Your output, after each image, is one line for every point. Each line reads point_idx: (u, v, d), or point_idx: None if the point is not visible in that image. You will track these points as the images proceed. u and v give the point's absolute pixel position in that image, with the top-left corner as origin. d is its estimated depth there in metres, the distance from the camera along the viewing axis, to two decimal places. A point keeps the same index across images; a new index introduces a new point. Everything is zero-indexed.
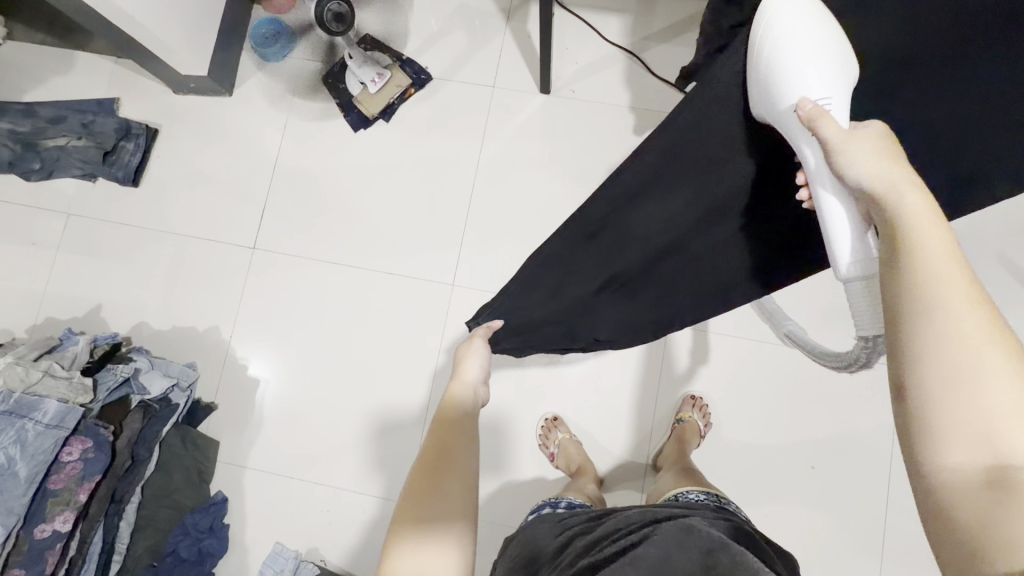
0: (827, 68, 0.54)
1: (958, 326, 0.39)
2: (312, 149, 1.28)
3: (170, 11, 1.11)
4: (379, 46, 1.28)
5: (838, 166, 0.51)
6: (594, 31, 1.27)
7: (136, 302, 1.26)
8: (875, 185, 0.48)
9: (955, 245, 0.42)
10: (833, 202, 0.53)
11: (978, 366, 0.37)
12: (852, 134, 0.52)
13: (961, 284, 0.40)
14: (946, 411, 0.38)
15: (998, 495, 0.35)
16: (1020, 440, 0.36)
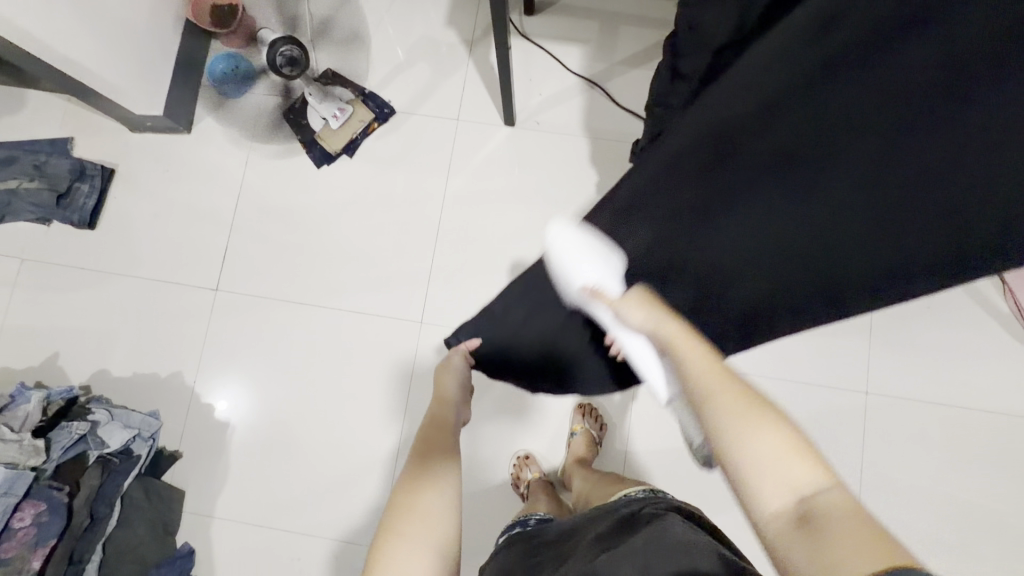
0: (594, 262, 0.63)
1: (722, 399, 0.46)
2: (274, 186, 1.26)
3: (120, 51, 1.08)
4: (340, 80, 1.26)
5: (623, 321, 0.58)
6: (557, 62, 1.26)
7: (95, 348, 1.22)
8: (649, 323, 0.55)
9: (710, 355, 0.51)
10: (636, 343, 0.60)
11: (754, 429, 0.44)
12: (624, 297, 0.59)
13: (715, 372, 0.49)
14: (752, 470, 0.42)
15: (808, 527, 0.38)
16: (801, 479, 0.41)
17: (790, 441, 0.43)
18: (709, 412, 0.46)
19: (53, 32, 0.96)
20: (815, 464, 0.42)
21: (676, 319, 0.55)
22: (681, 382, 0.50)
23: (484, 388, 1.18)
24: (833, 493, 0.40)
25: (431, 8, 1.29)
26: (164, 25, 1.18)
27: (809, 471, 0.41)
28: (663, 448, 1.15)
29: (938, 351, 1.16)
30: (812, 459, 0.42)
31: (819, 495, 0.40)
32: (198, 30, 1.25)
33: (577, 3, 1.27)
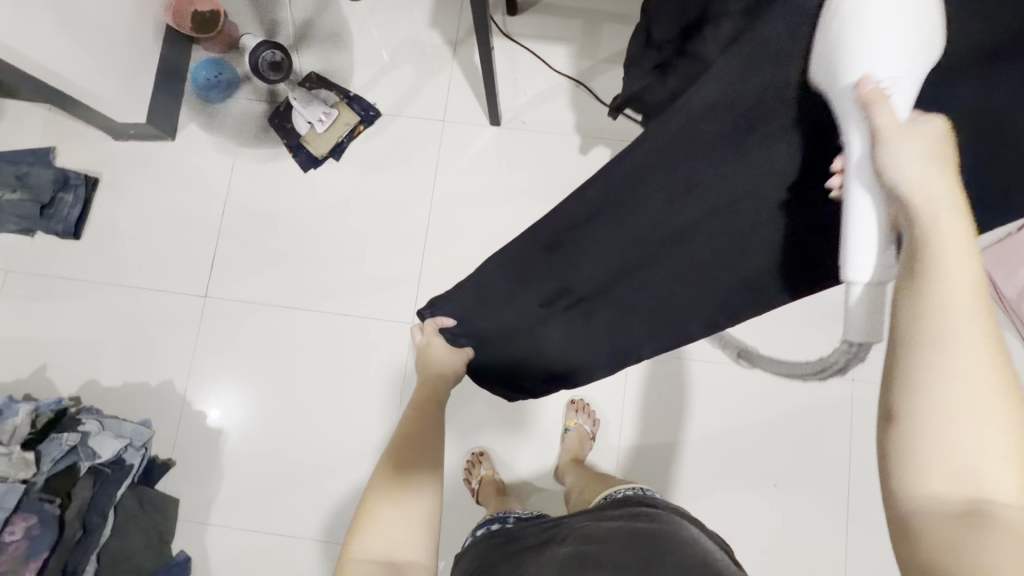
0: (904, 31, 0.35)
1: (963, 343, 0.34)
2: (261, 191, 1.25)
3: (100, 58, 1.07)
4: (325, 84, 1.26)
5: (884, 163, 0.38)
6: (540, 61, 1.27)
7: (83, 359, 1.21)
8: (908, 191, 0.37)
9: (980, 284, 0.35)
10: (866, 199, 0.40)
11: (974, 400, 0.34)
12: (907, 123, 0.38)
13: (981, 318, 0.34)
14: (939, 443, 0.34)
15: (966, 523, 0.33)
16: (996, 475, 0.33)
17: (1011, 430, 0.33)
18: (911, 316, 0.35)
19: (32, 43, 0.95)
20: (1020, 472, 0.33)
21: (953, 175, 0.37)
22: (916, 277, 0.36)
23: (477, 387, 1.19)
24: (1019, 513, 0.33)
25: (414, 10, 1.29)
26: (145, 33, 1.17)
27: (1012, 476, 0.33)
28: (655, 441, 1.16)
29: None
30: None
31: (1003, 505, 0.33)
32: (179, 36, 1.25)
33: (560, 2, 1.28)
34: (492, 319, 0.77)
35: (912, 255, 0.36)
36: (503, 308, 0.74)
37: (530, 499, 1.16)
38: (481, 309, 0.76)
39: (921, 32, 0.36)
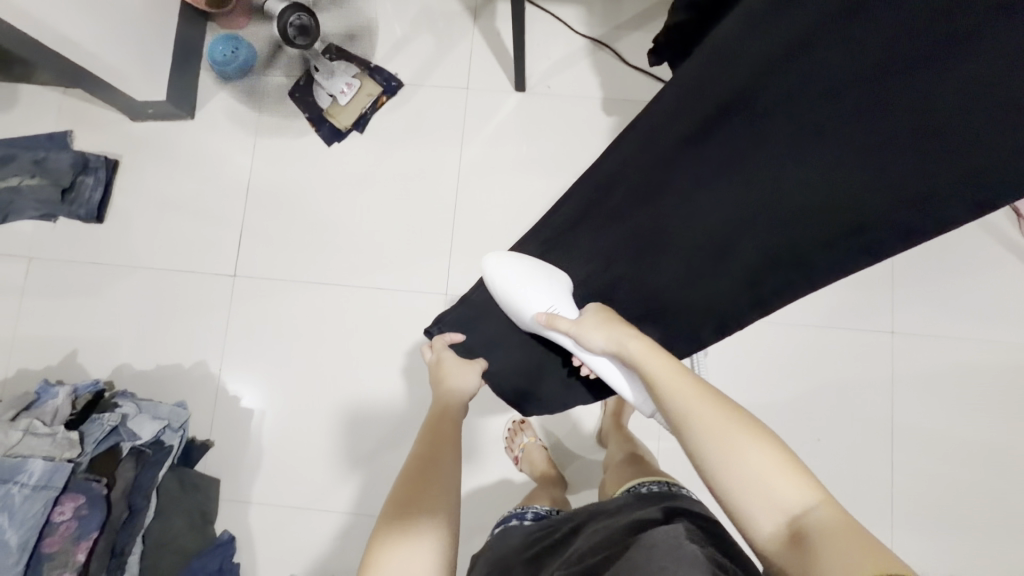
0: None
1: (701, 421, 0.53)
2: (283, 168, 1.23)
3: (116, 33, 1.05)
4: (346, 56, 1.24)
5: (584, 343, 0.70)
6: (563, 25, 1.25)
7: (114, 343, 1.20)
8: (613, 345, 0.66)
9: (672, 364, 0.60)
10: (602, 363, 0.71)
11: (744, 441, 0.51)
12: (580, 321, 0.70)
13: (698, 398, 0.55)
14: (741, 492, 0.49)
15: (801, 543, 0.45)
16: (790, 497, 0.48)
17: (773, 454, 0.50)
18: (689, 423, 0.54)
19: (52, 14, 0.93)
20: (803, 482, 0.48)
21: (627, 327, 0.67)
22: (665, 410, 0.57)
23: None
24: (823, 512, 0.46)
25: None
26: (162, 7, 1.14)
27: (800, 489, 0.48)
28: None
29: (959, 289, 1.17)
30: (804, 479, 0.49)
31: (810, 512, 0.46)
32: (194, 11, 1.22)
33: None
34: (499, 326, 0.83)
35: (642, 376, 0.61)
36: (512, 312, 0.80)
37: (571, 465, 1.15)
38: (484, 313, 0.84)
39: None
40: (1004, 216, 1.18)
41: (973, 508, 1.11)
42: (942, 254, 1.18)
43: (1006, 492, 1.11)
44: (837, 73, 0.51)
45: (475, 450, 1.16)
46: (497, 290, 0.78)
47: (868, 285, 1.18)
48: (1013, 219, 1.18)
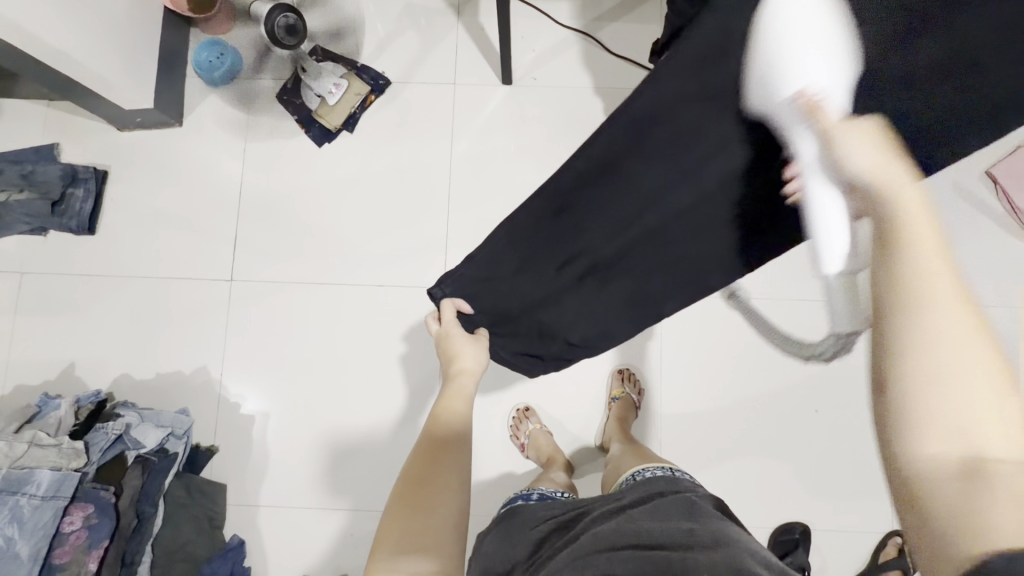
0: (819, 43, 0.41)
1: (932, 312, 0.37)
2: (275, 171, 1.24)
3: (100, 41, 1.04)
4: (332, 57, 1.25)
5: (828, 161, 0.44)
6: (546, 16, 1.27)
7: (112, 354, 1.19)
8: (875, 176, 0.42)
9: (943, 257, 0.38)
10: (819, 195, 0.48)
11: (965, 346, 0.36)
12: (852, 120, 0.44)
13: (956, 292, 0.37)
14: (934, 400, 0.36)
15: (974, 480, 0.33)
16: (991, 433, 0.34)
17: (992, 386, 0.35)
18: (893, 255, 0.39)
19: (38, 23, 0.92)
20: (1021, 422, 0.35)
21: (902, 162, 0.43)
22: (881, 267, 0.40)
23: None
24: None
25: None
26: (145, 14, 1.14)
27: (1006, 431, 0.34)
28: (695, 381, 1.18)
29: None
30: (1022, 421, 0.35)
31: (1009, 464, 0.33)
32: (177, 18, 1.22)
33: None
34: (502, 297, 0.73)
35: (880, 236, 0.41)
36: (521, 280, 0.70)
37: (577, 449, 1.17)
38: (496, 279, 0.71)
39: (844, 49, 0.42)
40: None
41: None
42: None
43: None
44: (804, 77, 0.45)
45: (481, 440, 1.17)
46: (496, 265, 0.69)
47: None
48: None
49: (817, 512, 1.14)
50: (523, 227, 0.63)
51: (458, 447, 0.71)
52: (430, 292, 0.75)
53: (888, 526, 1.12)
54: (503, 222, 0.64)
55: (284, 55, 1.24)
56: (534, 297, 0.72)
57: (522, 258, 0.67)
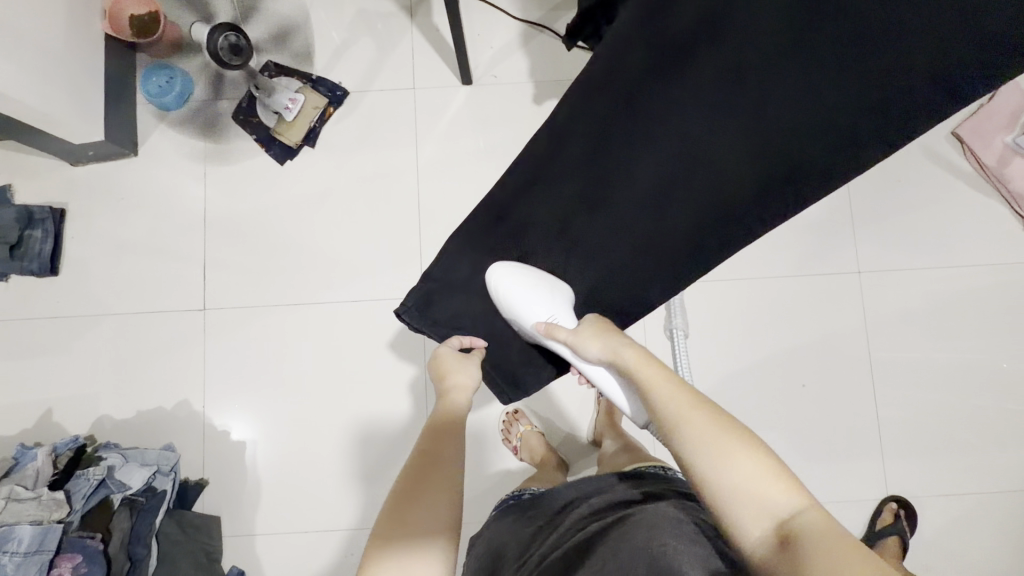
0: (544, 301, 0.75)
1: (698, 433, 0.54)
2: (238, 194, 1.21)
3: (42, 76, 1.00)
4: (286, 71, 1.22)
5: (581, 352, 0.71)
6: (500, 11, 1.24)
7: (90, 396, 1.16)
8: (608, 353, 0.67)
9: (679, 389, 0.60)
10: (599, 372, 0.71)
11: (725, 455, 0.52)
12: (576, 333, 0.71)
13: (689, 404, 0.57)
14: (725, 498, 0.51)
15: (786, 546, 0.47)
16: (778, 500, 0.49)
17: (766, 463, 0.51)
18: (664, 419, 0.57)
19: None
20: (788, 488, 0.50)
21: (617, 335, 0.69)
22: (654, 416, 0.59)
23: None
24: (810, 515, 0.48)
25: None
26: (86, 44, 1.10)
27: (786, 493, 0.50)
28: (682, 368, 1.18)
29: (915, 221, 1.21)
30: (789, 482, 0.50)
31: (796, 517, 0.48)
32: (121, 44, 1.18)
33: None
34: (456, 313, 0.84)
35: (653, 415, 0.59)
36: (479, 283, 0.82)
37: (571, 447, 1.16)
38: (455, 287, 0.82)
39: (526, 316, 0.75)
40: (949, 145, 1.22)
41: (955, 428, 1.16)
42: (897, 189, 1.22)
43: (984, 409, 1.16)
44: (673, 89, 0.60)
45: (474, 446, 1.17)
46: (454, 274, 0.81)
47: (827, 230, 1.21)
48: (957, 147, 1.22)
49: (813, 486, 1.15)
50: (474, 236, 0.80)
51: (455, 446, 0.70)
52: (397, 310, 0.82)
53: (882, 492, 1.14)
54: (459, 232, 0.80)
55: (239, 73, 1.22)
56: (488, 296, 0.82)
57: (475, 262, 0.81)
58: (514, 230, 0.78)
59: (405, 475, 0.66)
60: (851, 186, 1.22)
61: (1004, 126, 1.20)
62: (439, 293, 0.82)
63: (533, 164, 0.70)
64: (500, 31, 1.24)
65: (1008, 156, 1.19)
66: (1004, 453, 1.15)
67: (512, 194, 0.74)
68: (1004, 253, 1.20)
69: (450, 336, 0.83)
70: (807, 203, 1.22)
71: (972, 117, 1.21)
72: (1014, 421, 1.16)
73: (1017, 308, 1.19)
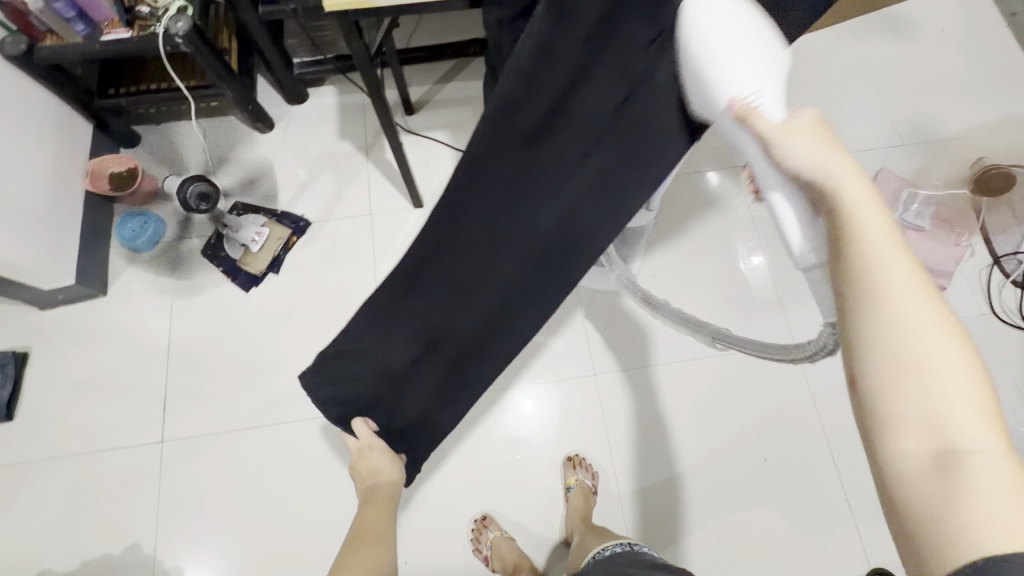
0: (755, 55, 0.42)
1: (902, 310, 0.39)
2: (203, 324, 1.26)
3: (22, 233, 1.09)
4: (252, 208, 1.34)
5: (776, 150, 0.43)
6: (445, 145, 1.43)
7: (31, 549, 1.10)
8: (820, 177, 0.42)
9: (890, 234, 0.40)
10: (786, 206, 0.45)
11: (925, 346, 0.38)
12: (789, 124, 0.43)
13: (904, 267, 0.39)
14: (895, 406, 0.38)
15: (945, 476, 0.36)
16: (966, 428, 0.37)
17: (975, 380, 0.38)
18: (850, 304, 0.40)
19: None
20: (988, 420, 0.37)
21: (846, 155, 0.42)
22: (836, 255, 0.41)
23: (467, 454, 1.18)
24: (992, 457, 0.36)
25: (321, 128, 1.43)
26: (66, 201, 1.21)
27: (981, 423, 0.37)
28: (650, 453, 1.19)
29: None
30: (992, 415, 0.38)
31: (977, 454, 0.36)
32: (99, 197, 1.29)
33: (449, 95, 1.47)
34: (350, 381, 0.81)
35: (831, 224, 0.41)
36: (378, 353, 0.77)
37: (545, 552, 1.13)
38: (347, 356, 0.79)
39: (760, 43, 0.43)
40: None
41: None
42: None
43: None
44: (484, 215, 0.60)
45: (444, 562, 1.12)
46: (348, 345, 0.78)
47: (759, 306, 1.31)
48: None
49: (796, 567, 1.12)
50: (381, 313, 0.74)
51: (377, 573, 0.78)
52: (300, 372, 0.85)
53: (867, 567, 1.11)
54: (370, 304, 0.75)
55: (205, 218, 1.33)
56: (394, 375, 0.80)
57: (379, 338, 0.76)
58: (413, 308, 0.72)
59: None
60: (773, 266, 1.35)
61: (889, 205, 1.39)
62: (332, 363, 0.81)
63: (442, 235, 0.62)
64: (445, 161, 1.41)
65: (901, 230, 1.36)
66: None
67: (406, 272, 0.69)
68: None
69: (354, 419, 0.85)
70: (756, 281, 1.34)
71: None
72: None
73: None
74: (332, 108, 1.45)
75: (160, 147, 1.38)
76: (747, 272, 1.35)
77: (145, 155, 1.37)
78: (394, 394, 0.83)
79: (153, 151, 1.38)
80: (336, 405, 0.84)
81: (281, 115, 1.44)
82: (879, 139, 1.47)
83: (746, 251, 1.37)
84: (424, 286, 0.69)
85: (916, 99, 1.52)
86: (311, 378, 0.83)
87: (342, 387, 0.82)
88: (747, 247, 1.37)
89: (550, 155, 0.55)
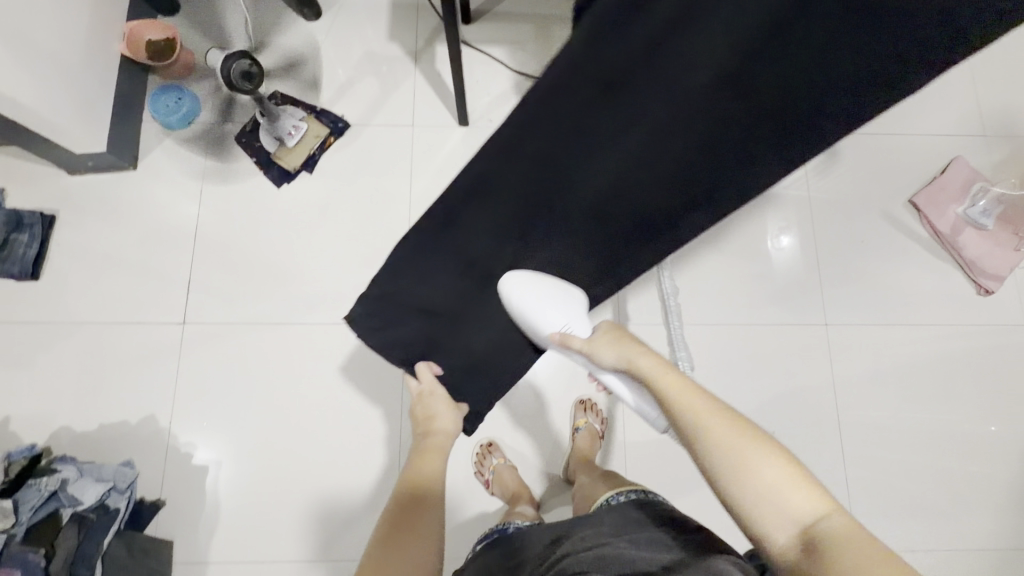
0: None
1: (722, 436, 0.56)
2: (231, 214, 1.23)
3: (59, 88, 1.06)
4: (291, 100, 1.28)
5: (596, 360, 0.74)
6: (499, 64, 1.34)
7: (52, 406, 1.13)
8: (624, 362, 0.70)
9: (683, 381, 0.63)
10: (613, 377, 0.75)
11: (743, 452, 0.55)
12: (594, 336, 0.75)
13: (699, 401, 0.60)
14: (752, 506, 0.53)
15: (811, 551, 0.48)
16: (801, 507, 0.51)
17: (785, 465, 0.54)
18: (700, 440, 0.57)
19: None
20: (810, 492, 0.52)
21: (632, 339, 0.72)
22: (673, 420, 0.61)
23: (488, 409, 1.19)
24: (831, 519, 0.49)
25: (370, 25, 1.33)
26: (103, 62, 1.16)
27: (808, 498, 0.51)
28: None
29: (873, 279, 1.29)
30: (811, 487, 0.52)
31: (820, 521, 0.50)
32: (134, 65, 1.23)
33: (510, 10, 1.36)
34: (400, 322, 0.81)
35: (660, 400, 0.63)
36: (426, 290, 0.78)
37: (544, 485, 1.16)
38: (402, 293, 0.78)
39: None
40: (906, 212, 1.32)
41: (924, 486, 1.18)
42: (860, 250, 1.30)
43: (947, 471, 1.19)
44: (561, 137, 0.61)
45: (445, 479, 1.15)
46: (400, 278, 0.77)
47: (796, 283, 1.28)
48: (914, 214, 1.32)
49: None
50: (426, 240, 0.73)
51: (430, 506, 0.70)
52: (346, 314, 0.82)
53: None
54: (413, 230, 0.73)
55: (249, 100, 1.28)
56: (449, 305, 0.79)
57: (425, 268, 0.76)
58: (475, 225, 0.72)
59: (388, 519, 0.68)
60: (818, 244, 1.30)
61: (954, 198, 1.32)
62: (382, 304, 0.80)
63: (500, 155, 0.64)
64: (497, 82, 1.33)
65: (960, 226, 1.30)
66: (967, 513, 1.17)
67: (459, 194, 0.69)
68: (960, 315, 1.27)
69: (418, 363, 0.84)
70: (779, 261, 1.29)
71: (926, 188, 1.32)
72: (976, 481, 1.19)
73: (975, 371, 1.24)
74: (384, 5, 1.35)
75: (200, 18, 1.30)
76: (774, 252, 1.29)
77: (183, 26, 1.29)
78: (445, 329, 0.82)
79: (193, 22, 1.29)
80: (395, 346, 0.82)
81: (330, 4, 1.34)
82: (959, 126, 1.37)
83: (776, 229, 1.31)
84: (481, 210, 0.70)
85: (1009, 88, 1.40)
86: (362, 323, 0.81)
87: (390, 333, 0.81)
88: (777, 225, 1.31)
89: (657, 85, 0.56)
